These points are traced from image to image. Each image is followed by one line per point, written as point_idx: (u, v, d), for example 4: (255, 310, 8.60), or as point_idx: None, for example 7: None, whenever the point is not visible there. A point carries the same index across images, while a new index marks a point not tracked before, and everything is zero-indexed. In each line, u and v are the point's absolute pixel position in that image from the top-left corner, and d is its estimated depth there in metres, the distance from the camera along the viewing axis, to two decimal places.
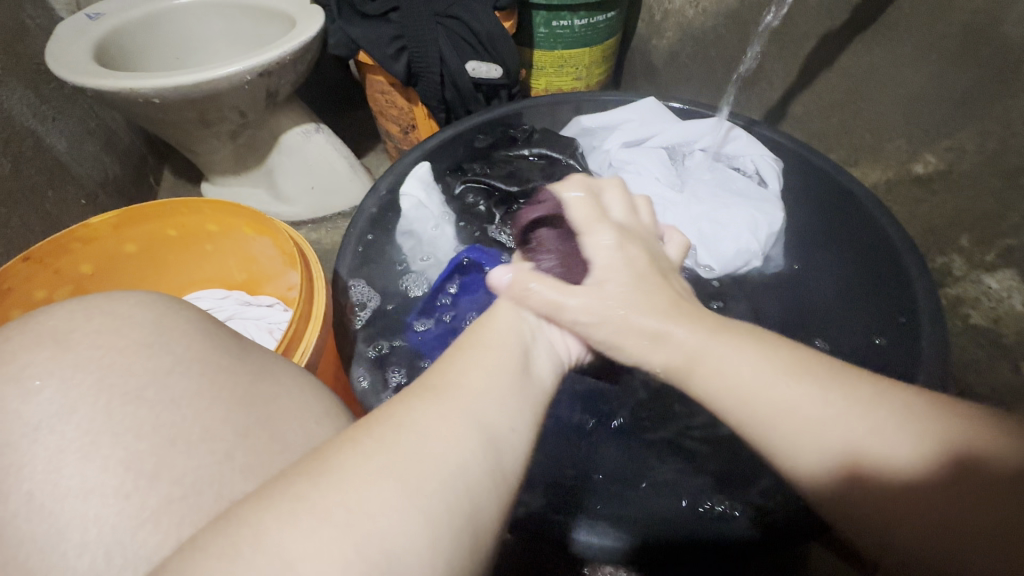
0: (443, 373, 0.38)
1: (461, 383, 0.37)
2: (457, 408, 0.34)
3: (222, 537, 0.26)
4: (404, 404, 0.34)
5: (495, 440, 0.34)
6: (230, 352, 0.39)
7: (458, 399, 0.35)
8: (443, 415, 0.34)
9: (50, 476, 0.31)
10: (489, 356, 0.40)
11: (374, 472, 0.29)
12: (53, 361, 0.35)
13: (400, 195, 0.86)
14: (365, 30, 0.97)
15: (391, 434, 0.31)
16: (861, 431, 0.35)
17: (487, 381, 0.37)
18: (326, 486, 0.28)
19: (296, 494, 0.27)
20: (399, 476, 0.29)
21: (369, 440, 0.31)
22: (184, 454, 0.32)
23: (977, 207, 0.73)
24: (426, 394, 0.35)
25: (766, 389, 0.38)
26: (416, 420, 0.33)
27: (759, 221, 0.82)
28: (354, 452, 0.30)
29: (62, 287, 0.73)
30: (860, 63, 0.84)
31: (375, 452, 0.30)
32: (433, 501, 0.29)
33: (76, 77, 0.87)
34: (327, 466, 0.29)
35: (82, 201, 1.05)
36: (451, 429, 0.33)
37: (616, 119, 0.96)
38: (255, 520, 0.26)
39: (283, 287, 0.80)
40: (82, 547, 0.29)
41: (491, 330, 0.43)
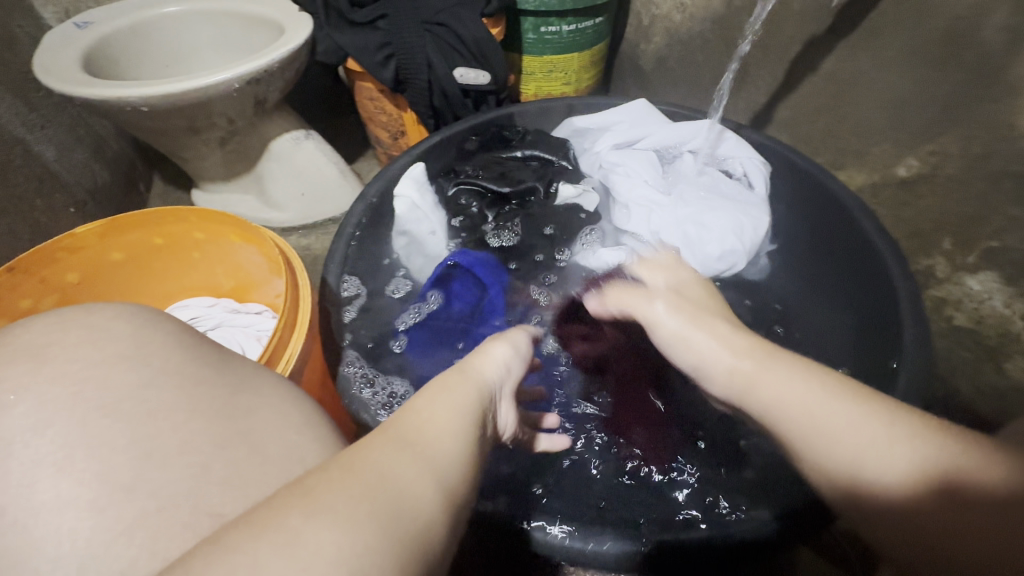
0: (418, 424, 0.35)
1: (436, 434, 0.34)
2: (430, 464, 0.32)
3: (210, 561, 0.23)
4: (378, 450, 0.31)
5: (459, 504, 0.32)
6: (209, 363, 0.39)
7: (435, 455, 0.33)
8: (414, 467, 0.31)
9: (26, 490, 0.31)
10: (459, 416, 0.37)
11: (358, 512, 0.26)
12: (30, 374, 0.35)
13: (394, 197, 0.85)
14: (354, 38, 0.98)
15: (370, 477, 0.29)
16: (899, 449, 0.38)
17: (455, 441, 0.35)
18: (316, 521, 0.25)
19: (282, 529, 0.24)
20: (379, 517, 0.26)
21: (344, 480, 0.28)
22: (161, 467, 0.32)
23: (961, 211, 0.74)
24: (399, 440, 0.33)
25: (818, 413, 0.42)
26: (387, 467, 0.30)
27: (745, 225, 0.81)
28: (337, 488, 0.27)
29: (48, 296, 0.73)
30: (845, 67, 0.84)
31: (357, 494, 0.27)
32: (409, 555, 0.26)
33: (64, 87, 0.87)
34: (306, 499, 0.26)
35: (71, 209, 1.05)
36: (422, 481, 0.30)
37: (608, 121, 0.97)
38: (243, 548, 0.23)
39: (270, 294, 0.80)
40: (57, 561, 0.29)
41: (450, 389, 0.40)
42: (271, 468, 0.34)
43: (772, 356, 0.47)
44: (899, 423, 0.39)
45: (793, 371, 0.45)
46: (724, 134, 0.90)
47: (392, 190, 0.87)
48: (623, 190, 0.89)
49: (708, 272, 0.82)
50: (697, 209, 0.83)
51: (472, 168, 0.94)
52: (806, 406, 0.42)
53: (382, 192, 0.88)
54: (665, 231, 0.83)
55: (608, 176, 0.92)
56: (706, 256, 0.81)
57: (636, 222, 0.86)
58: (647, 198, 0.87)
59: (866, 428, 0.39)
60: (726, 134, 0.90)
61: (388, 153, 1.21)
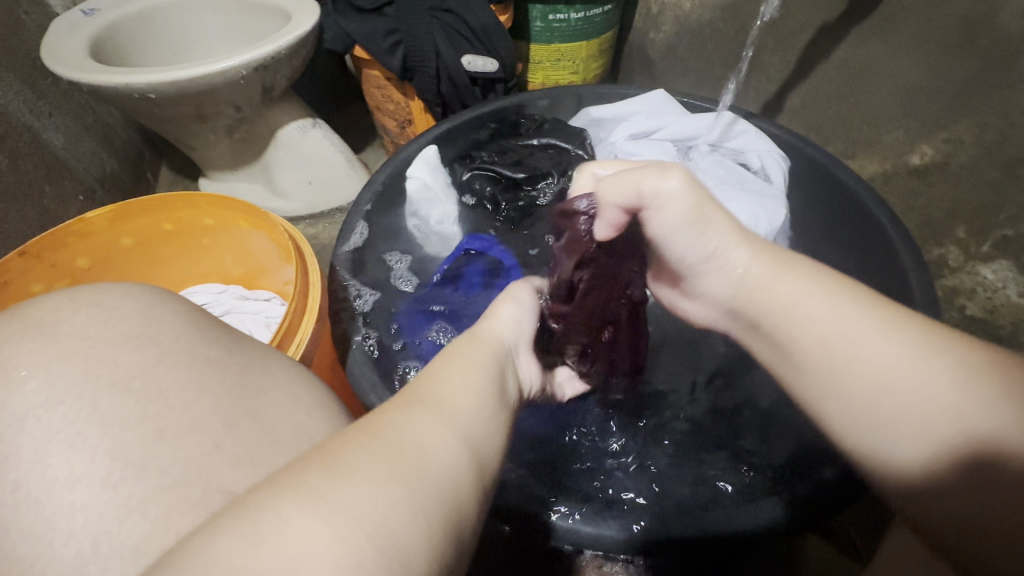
0: (428, 387, 0.36)
1: (451, 395, 0.36)
2: (449, 423, 0.33)
3: (232, 522, 0.23)
4: (396, 412, 0.32)
5: (480, 455, 0.33)
6: (218, 343, 0.39)
7: (450, 415, 0.34)
8: (434, 425, 0.32)
9: (37, 466, 0.31)
10: (469, 376, 0.39)
11: (379, 468, 0.27)
12: (39, 353, 0.35)
13: (408, 178, 0.86)
14: (361, 25, 0.97)
15: (389, 437, 0.30)
16: (969, 402, 0.35)
17: (474, 399, 0.37)
18: (336, 481, 0.26)
19: (308, 486, 0.25)
20: (399, 472, 0.27)
21: (368, 441, 0.29)
22: (171, 446, 0.32)
23: (975, 199, 0.73)
24: (412, 402, 0.34)
25: (869, 351, 0.40)
26: (407, 427, 0.31)
27: (761, 218, 0.79)
28: (358, 448, 0.28)
29: (59, 281, 0.73)
30: (858, 54, 0.83)
31: (376, 457, 0.28)
32: (436, 507, 0.27)
33: (72, 72, 0.87)
34: (335, 459, 0.27)
35: (79, 196, 1.05)
36: (441, 438, 0.31)
37: (625, 111, 0.95)
38: (269, 504, 0.24)
39: (280, 282, 0.80)
40: (69, 537, 0.29)
41: (464, 351, 0.43)
42: (280, 448, 0.34)
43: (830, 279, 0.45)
44: (944, 372, 0.37)
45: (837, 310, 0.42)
46: (741, 126, 0.89)
47: (407, 170, 0.87)
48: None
49: None
50: (713, 202, 0.81)
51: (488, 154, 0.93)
52: (850, 341, 0.41)
53: (392, 178, 0.87)
54: None
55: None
56: None
57: None
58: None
59: (916, 369, 0.38)
60: (744, 125, 0.89)
61: (395, 142, 1.20)
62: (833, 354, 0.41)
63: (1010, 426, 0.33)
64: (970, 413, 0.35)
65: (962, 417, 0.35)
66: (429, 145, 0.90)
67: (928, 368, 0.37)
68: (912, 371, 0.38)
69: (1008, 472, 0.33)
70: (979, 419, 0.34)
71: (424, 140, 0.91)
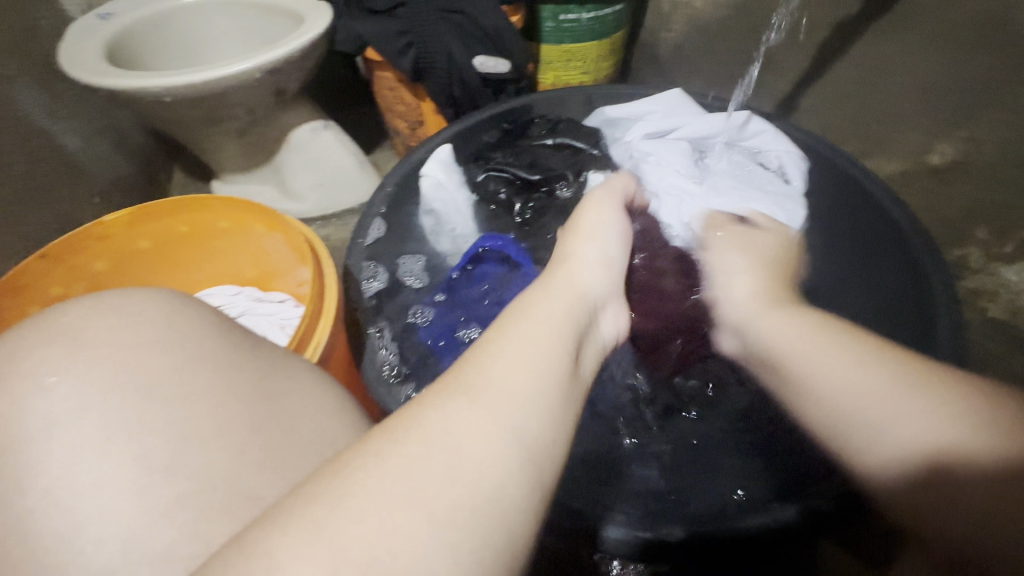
0: (478, 370, 0.34)
1: (504, 374, 0.33)
2: (494, 415, 0.31)
3: (235, 561, 0.24)
4: (433, 408, 0.31)
5: (535, 446, 0.31)
6: (239, 348, 0.39)
7: (499, 403, 0.31)
8: (478, 424, 0.30)
9: (63, 473, 0.31)
10: (533, 345, 0.36)
11: (400, 493, 0.26)
12: (64, 359, 0.35)
13: (421, 176, 0.88)
14: (373, 27, 0.97)
15: (418, 447, 0.28)
16: (934, 423, 0.37)
17: (533, 379, 0.34)
18: (339, 515, 0.25)
19: (312, 523, 0.25)
20: (424, 495, 0.26)
21: (391, 454, 0.28)
22: (197, 451, 0.32)
23: (999, 198, 0.75)
24: (456, 391, 0.32)
25: (844, 384, 0.43)
26: (441, 432, 0.29)
27: (780, 218, 0.78)
28: (376, 469, 0.27)
29: (77, 284, 0.74)
30: (873, 53, 0.85)
31: (396, 478, 0.27)
32: (465, 531, 0.26)
33: (88, 76, 0.88)
34: (349, 484, 0.27)
35: (95, 199, 1.06)
36: (488, 438, 0.29)
37: (641, 111, 0.94)
38: (268, 546, 0.24)
39: (294, 283, 0.81)
40: (98, 543, 0.29)
41: (540, 305, 0.41)
42: (304, 453, 0.34)
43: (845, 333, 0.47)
44: (925, 396, 0.39)
45: (843, 353, 0.45)
46: (759, 126, 0.88)
47: (421, 170, 0.88)
48: (654, 179, 0.86)
49: None
50: (731, 200, 0.80)
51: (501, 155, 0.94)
52: (830, 376, 0.44)
53: (405, 179, 0.88)
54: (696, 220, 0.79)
55: (640, 164, 0.88)
56: None
57: (667, 212, 0.82)
58: (678, 187, 0.84)
59: (882, 395, 0.40)
60: (763, 124, 0.88)
61: (406, 143, 1.21)
62: (826, 389, 0.44)
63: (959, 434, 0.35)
64: (921, 423, 0.37)
65: (911, 433, 0.37)
66: (443, 145, 0.91)
67: (881, 381, 0.41)
68: (877, 395, 0.41)
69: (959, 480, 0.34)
70: (946, 434, 0.36)
71: (440, 137, 0.92)
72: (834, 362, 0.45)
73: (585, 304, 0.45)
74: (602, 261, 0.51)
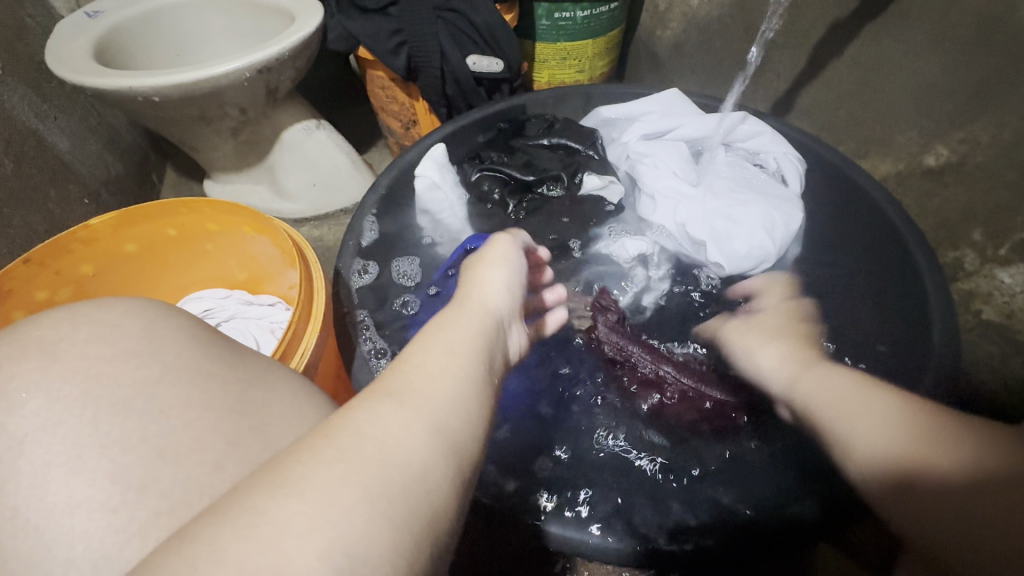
0: (403, 376, 0.34)
1: (424, 381, 0.33)
2: (418, 413, 0.31)
3: (173, 554, 0.22)
4: (357, 409, 0.30)
5: (456, 440, 0.31)
6: (220, 359, 0.38)
7: (422, 403, 0.32)
8: (405, 421, 0.30)
9: (37, 491, 0.30)
10: (452, 356, 0.36)
11: (332, 478, 0.26)
12: (39, 372, 0.34)
13: (415, 176, 0.86)
14: (366, 26, 0.96)
15: (348, 440, 0.28)
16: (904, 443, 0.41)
17: (455, 382, 0.34)
18: (281, 499, 0.24)
19: (251, 511, 0.24)
20: (360, 480, 0.26)
21: (324, 446, 0.27)
22: (172, 468, 0.31)
23: (992, 201, 0.71)
24: (380, 395, 0.32)
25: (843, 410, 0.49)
26: (367, 425, 0.29)
27: (776, 220, 0.77)
28: (309, 458, 0.26)
29: (64, 288, 0.73)
30: (870, 53, 0.82)
31: (331, 465, 0.26)
32: (398, 508, 0.26)
33: (76, 76, 0.87)
34: (286, 474, 0.26)
35: (85, 200, 1.05)
36: (410, 432, 0.29)
37: (637, 111, 0.94)
38: (210, 535, 0.23)
39: (284, 286, 0.80)
40: (68, 564, 0.28)
41: (447, 326, 0.40)
42: None
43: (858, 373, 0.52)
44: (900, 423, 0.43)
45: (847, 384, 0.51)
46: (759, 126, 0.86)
47: (416, 169, 0.86)
48: (650, 180, 0.86)
49: (735, 270, 0.79)
50: (726, 203, 0.79)
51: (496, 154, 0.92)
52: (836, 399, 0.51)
53: (398, 179, 0.87)
54: (691, 223, 0.80)
55: (635, 166, 0.89)
56: (732, 252, 0.78)
57: (661, 214, 0.84)
58: (674, 189, 0.84)
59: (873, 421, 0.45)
60: (760, 125, 0.87)
61: (400, 143, 1.20)
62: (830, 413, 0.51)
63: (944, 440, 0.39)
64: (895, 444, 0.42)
65: (900, 442, 0.41)
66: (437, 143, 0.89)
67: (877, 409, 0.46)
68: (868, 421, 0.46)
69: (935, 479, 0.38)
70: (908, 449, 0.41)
71: (433, 137, 0.91)
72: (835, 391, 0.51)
73: (497, 322, 0.44)
74: (506, 286, 0.48)
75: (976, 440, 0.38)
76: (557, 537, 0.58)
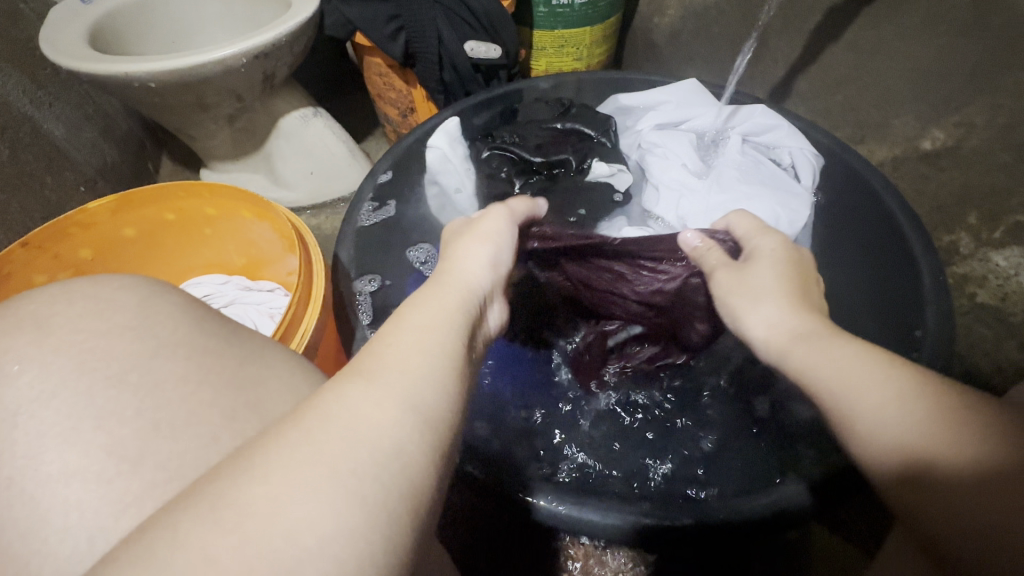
0: (375, 357, 0.33)
1: (397, 357, 0.33)
2: (394, 392, 0.30)
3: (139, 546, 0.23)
4: (329, 391, 0.30)
5: (433, 418, 0.31)
6: (216, 335, 0.38)
7: (395, 382, 0.31)
8: (376, 401, 0.30)
9: (33, 460, 0.31)
10: (427, 333, 0.36)
11: (304, 464, 0.26)
12: (34, 345, 0.34)
13: (427, 147, 0.88)
14: (362, 10, 0.96)
15: (317, 424, 0.28)
16: (894, 407, 0.34)
17: (430, 358, 0.34)
18: (245, 482, 0.25)
19: (213, 496, 0.24)
20: (329, 469, 0.26)
21: (291, 431, 0.27)
22: (168, 440, 0.31)
23: (987, 184, 0.71)
24: (353, 376, 0.31)
25: (840, 383, 0.37)
26: (339, 408, 0.29)
27: (781, 217, 0.77)
28: (275, 444, 0.27)
29: (62, 272, 0.73)
30: (869, 37, 0.82)
31: (305, 453, 0.26)
32: (366, 487, 0.26)
33: (70, 62, 0.86)
34: (250, 463, 0.26)
35: (80, 187, 1.05)
36: (384, 410, 0.29)
37: (655, 99, 0.94)
38: (173, 519, 0.24)
39: (282, 271, 0.80)
40: (65, 532, 0.29)
41: (426, 302, 0.39)
42: None
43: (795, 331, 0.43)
44: (883, 382, 0.35)
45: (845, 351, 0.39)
46: (777, 121, 0.85)
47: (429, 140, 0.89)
48: (657, 172, 0.86)
49: None
50: (732, 197, 0.79)
51: (509, 134, 0.91)
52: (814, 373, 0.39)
53: (395, 164, 0.89)
54: (692, 218, 0.80)
55: (646, 156, 0.89)
56: None
57: (664, 206, 0.84)
58: (679, 181, 0.84)
59: (874, 387, 0.35)
60: (777, 118, 0.86)
61: (397, 131, 1.20)
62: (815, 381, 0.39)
63: (949, 419, 0.32)
64: (903, 426, 0.33)
65: (906, 427, 0.33)
66: (450, 118, 0.92)
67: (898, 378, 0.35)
68: (868, 405, 0.35)
69: (955, 477, 0.31)
70: (908, 431, 0.33)
71: (444, 113, 0.93)
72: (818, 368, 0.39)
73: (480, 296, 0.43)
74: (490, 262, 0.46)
75: (974, 417, 0.32)
76: (543, 510, 0.55)
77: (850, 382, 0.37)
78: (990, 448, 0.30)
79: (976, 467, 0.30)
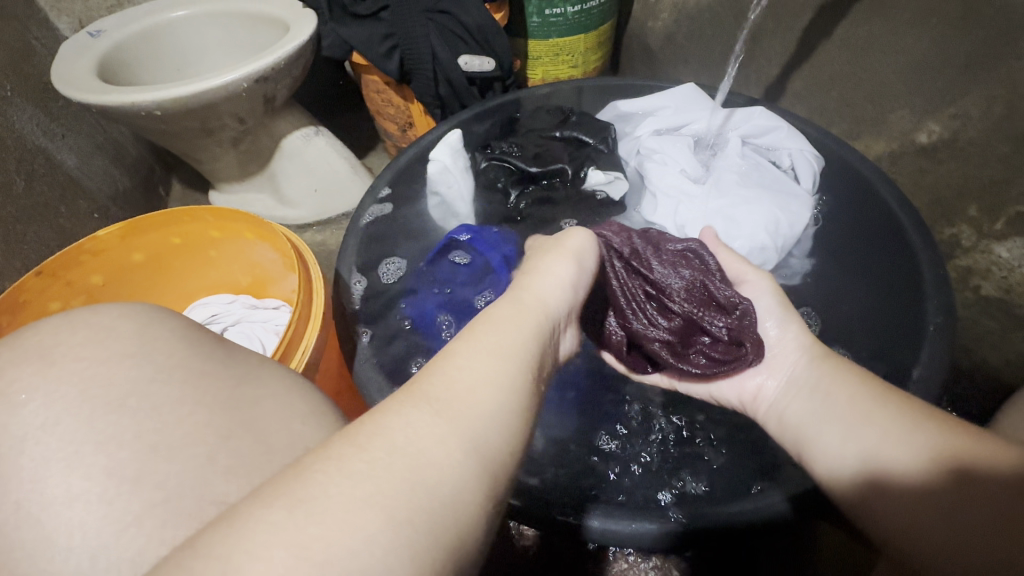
0: (443, 380, 0.32)
1: (468, 388, 0.32)
2: (460, 429, 0.30)
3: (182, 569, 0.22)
4: (396, 416, 0.29)
5: (491, 459, 0.30)
6: (213, 357, 0.40)
7: (464, 417, 0.30)
8: (442, 437, 0.29)
9: (38, 485, 0.32)
10: (496, 359, 0.35)
11: (362, 496, 0.25)
12: (39, 374, 0.36)
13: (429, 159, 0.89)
14: (358, 31, 0.98)
15: (383, 453, 0.27)
16: (890, 442, 0.40)
17: (491, 392, 0.32)
18: (299, 514, 0.24)
19: (265, 527, 0.23)
20: (385, 504, 0.25)
21: (351, 457, 0.27)
22: (165, 462, 0.33)
23: (986, 175, 0.70)
24: (419, 399, 0.31)
25: (856, 414, 0.44)
26: (403, 434, 0.28)
27: (780, 220, 0.77)
28: (335, 474, 0.26)
29: (75, 298, 0.75)
30: (859, 33, 0.81)
31: (364, 480, 0.26)
32: (422, 537, 0.25)
33: (80, 95, 0.89)
34: (305, 488, 0.25)
35: (93, 214, 1.08)
36: (446, 446, 0.28)
37: (653, 106, 0.95)
38: (219, 552, 0.22)
39: (286, 290, 0.82)
40: (70, 552, 0.30)
41: (496, 326, 0.38)
42: (274, 459, 0.35)
43: (824, 356, 0.51)
44: (893, 422, 0.41)
45: (860, 392, 0.45)
46: (775, 122, 0.85)
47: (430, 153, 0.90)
48: (655, 178, 0.86)
49: None
50: (729, 202, 0.79)
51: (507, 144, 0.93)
52: (839, 407, 0.46)
53: (396, 180, 0.90)
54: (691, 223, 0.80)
55: (644, 163, 0.89)
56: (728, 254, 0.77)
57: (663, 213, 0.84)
58: (677, 188, 0.84)
59: (870, 428, 0.42)
60: (777, 119, 0.85)
61: (397, 145, 1.22)
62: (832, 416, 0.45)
63: (937, 446, 0.38)
64: (896, 446, 0.40)
65: (903, 452, 0.39)
66: (451, 131, 0.93)
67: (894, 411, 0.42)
68: (868, 437, 0.41)
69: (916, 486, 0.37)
70: (894, 451, 0.40)
71: (442, 129, 0.95)
72: (834, 402, 0.46)
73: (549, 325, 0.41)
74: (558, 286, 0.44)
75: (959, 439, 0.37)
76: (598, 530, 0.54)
77: (855, 414, 0.44)
78: (953, 466, 0.36)
79: (936, 479, 0.37)
